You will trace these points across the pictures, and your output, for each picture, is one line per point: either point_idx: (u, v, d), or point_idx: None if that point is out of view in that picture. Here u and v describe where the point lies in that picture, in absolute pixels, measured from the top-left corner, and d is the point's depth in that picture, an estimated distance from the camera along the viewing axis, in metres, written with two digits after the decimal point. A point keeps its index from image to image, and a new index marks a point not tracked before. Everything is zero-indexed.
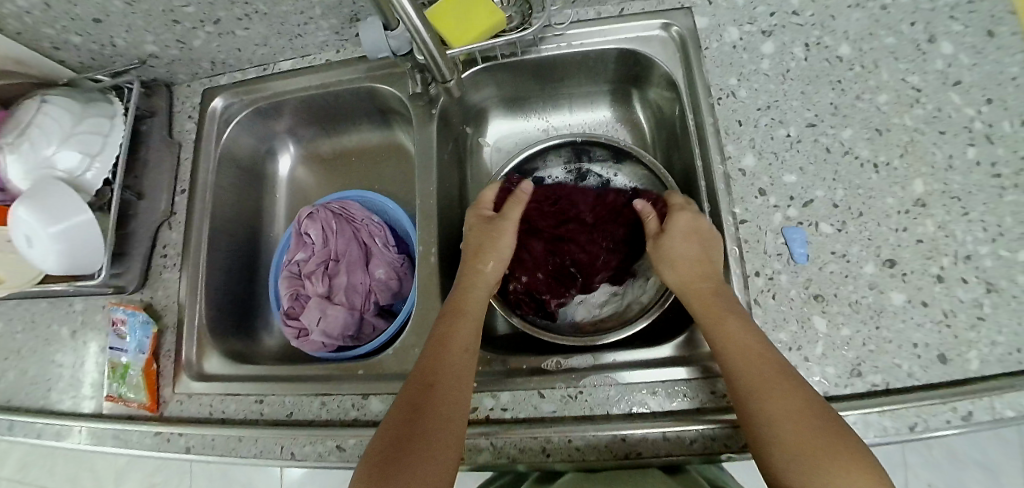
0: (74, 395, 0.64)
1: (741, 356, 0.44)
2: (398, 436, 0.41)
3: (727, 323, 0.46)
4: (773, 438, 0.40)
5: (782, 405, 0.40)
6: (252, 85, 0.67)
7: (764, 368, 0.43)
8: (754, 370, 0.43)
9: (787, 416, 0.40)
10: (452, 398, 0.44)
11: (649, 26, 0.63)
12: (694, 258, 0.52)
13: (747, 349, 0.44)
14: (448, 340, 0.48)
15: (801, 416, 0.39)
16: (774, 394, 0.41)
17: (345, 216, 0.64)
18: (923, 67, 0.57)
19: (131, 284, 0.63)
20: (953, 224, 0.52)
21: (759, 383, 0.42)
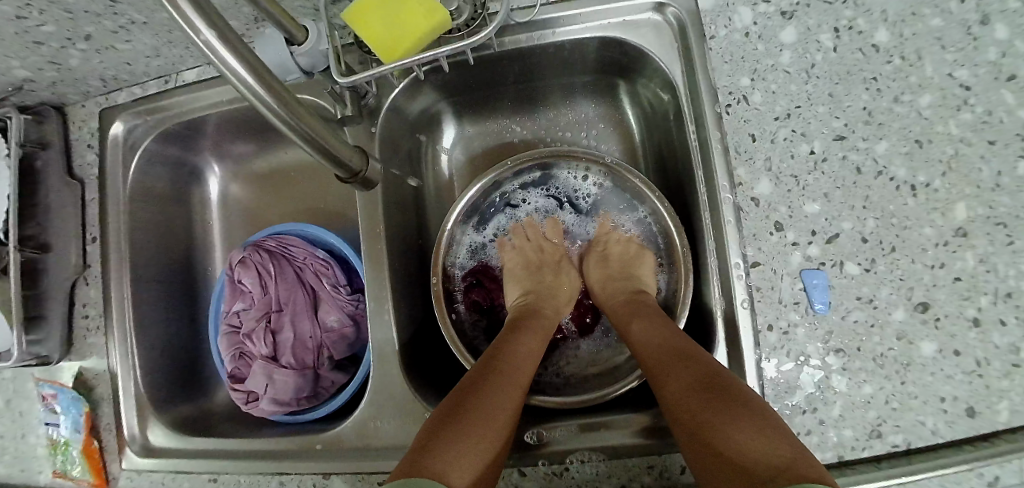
0: (18, 470, 0.58)
1: (647, 353, 0.45)
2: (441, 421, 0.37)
3: (633, 324, 0.49)
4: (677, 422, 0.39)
5: (678, 387, 0.40)
6: (154, 102, 0.54)
7: (663, 356, 0.43)
8: (659, 358, 0.43)
9: (681, 395, 0.39)
10: (507, 412, 0.40)
11: (639, 8, 0.50)
12: (610, 279, 0.56)
13: (649, 343, 0.45)
14: (514, 354, 0.46)
15: (695, 392, 0.38)
16: (669, 377, 0.41)
17: (285, 258, 0.56)
18: (973, 58, 0.47)
19: (55, 353, 0.55)
20: (996, 257, 0.44)
21: (659, 371, 0.42)
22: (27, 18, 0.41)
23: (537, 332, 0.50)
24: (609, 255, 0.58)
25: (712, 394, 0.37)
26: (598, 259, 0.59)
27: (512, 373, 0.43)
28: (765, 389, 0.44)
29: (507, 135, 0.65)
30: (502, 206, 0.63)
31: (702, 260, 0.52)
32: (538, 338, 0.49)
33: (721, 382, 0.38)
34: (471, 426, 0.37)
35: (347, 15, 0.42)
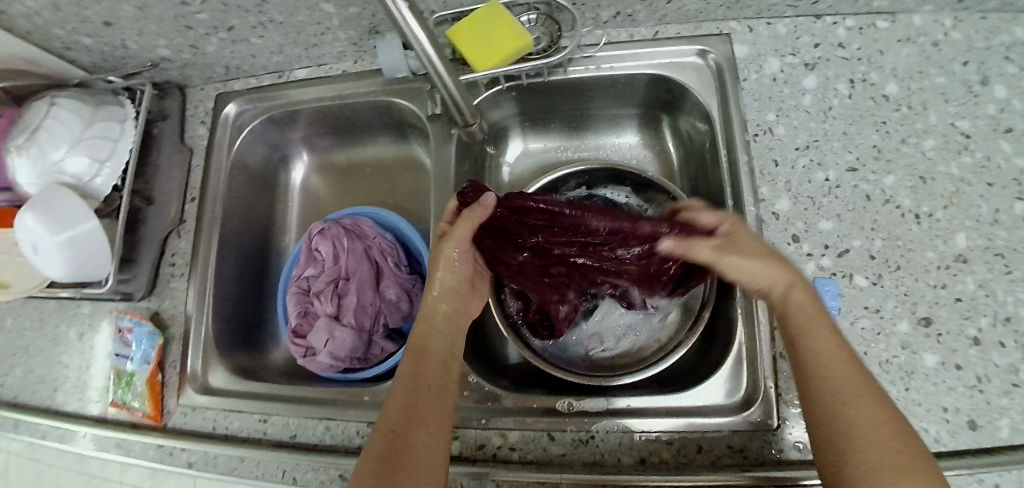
0: (80, 397, 0.64)
1: (830, 369, 0.38)
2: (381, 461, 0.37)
3: (822, 328, 0.40)
4: (855, 458, 0.34)
5: (876, 422, 0.35)
6: (267, 92, 0.65)
7: (853, 383, 0.37)
8: (858, 383, 0.37)
9: (877, 433, 0.34)
10: (437, 421, 0.42)
11: (684, 52, 0.60)
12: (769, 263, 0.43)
13: (844, 359, 0.38)
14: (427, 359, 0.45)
15: (892, 436, 0.34)
16: (863, 405, 0.35)
17: (357, 234, 0.62)
18: (974, 112, 0.54)
19: (138, 292, 0.62)
20: (994, 283, 0.49)
21: (848, 396, 0.36)
22: (190, 5, 0.51)
23: (439, 328, 0.48)
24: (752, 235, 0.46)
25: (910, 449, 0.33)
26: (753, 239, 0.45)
27: (430, 382, 0.44)
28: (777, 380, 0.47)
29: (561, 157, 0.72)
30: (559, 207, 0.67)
31: None
32: (448, 331, 0.48)
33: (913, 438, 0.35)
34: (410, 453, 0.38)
35: (452, 33, 0.52)
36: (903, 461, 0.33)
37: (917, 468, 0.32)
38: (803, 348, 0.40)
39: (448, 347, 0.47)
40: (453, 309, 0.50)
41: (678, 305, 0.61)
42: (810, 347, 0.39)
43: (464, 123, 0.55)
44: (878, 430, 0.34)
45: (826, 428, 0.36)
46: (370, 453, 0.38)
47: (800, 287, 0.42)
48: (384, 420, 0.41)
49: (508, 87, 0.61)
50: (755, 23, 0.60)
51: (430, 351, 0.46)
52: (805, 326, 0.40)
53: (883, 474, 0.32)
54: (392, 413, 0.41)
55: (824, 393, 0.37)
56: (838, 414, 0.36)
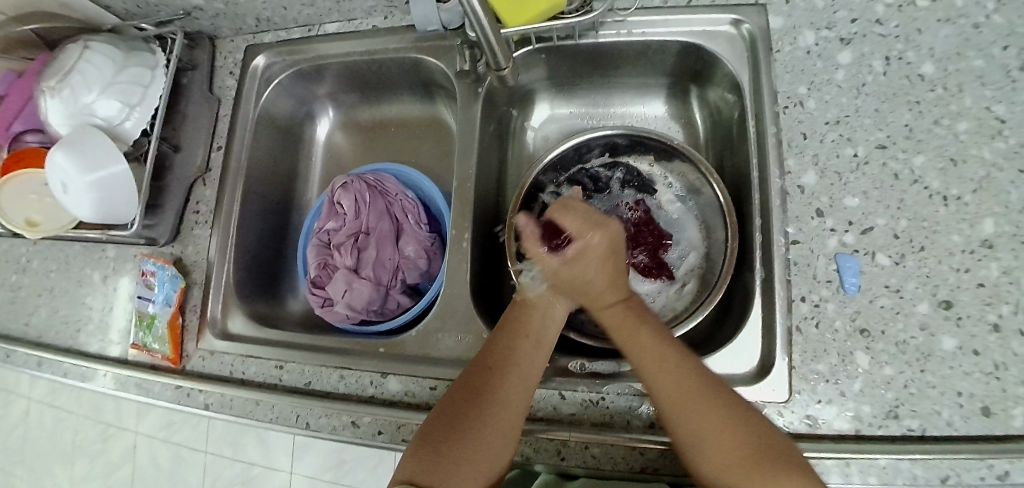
0: (102, 338, 0.65)
1: (652, 377, 0.43)
2: (433, 437, 0.41)
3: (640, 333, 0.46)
4: (698, 462, 0.39)
5: (710, 431, 0.39)
6: (295, 46, 0.67)
7: (683, 393, 0.41)
8: (671, 393, 0.42)
9: (714, 438, 0.39)
10: (497, 437, 0.42)
11: (719, 21, 0.59)
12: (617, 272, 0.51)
13: (659, 372, 0.43)
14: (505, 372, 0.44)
15: (722, 439, 0.38)
16: (695, 414, 0.40)
17: (379, 189, 0.65)
18: (1012, 96, 0.52)
19: (162, 237, 0.63)
20: (1020, 270, 0.48)
21: (679, 405, 0.41)
22: None
23: (525, 339, 0.47)
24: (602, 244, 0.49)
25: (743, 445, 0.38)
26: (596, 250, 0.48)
27: (502, 396, 0.43)
28: (792, 354, 0.48)
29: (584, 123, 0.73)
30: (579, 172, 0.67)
31: (748, 246, 0.57)
32: (534, 345, 0.47)
33: (758, 433, 0.38)
34: (461, 455, 0.40)
35: None
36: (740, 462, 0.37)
37: (752, 460, 0.37)
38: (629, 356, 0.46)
39: (534, 363, 0.46)
40: (541, 324, 0.49)
41: (695, 278, 0.63)
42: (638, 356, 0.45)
43: (498, 68, 0.57)
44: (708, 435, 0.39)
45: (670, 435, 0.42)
46: (447, 423, 0.42)
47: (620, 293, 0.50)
48: (453, 407, 0.43)
49: (538, 48, 0.61)
50: None
51: (510, 364, 0.45)
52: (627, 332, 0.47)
53: (717, 474, 0.38)
54: (452, 404, 0.43)
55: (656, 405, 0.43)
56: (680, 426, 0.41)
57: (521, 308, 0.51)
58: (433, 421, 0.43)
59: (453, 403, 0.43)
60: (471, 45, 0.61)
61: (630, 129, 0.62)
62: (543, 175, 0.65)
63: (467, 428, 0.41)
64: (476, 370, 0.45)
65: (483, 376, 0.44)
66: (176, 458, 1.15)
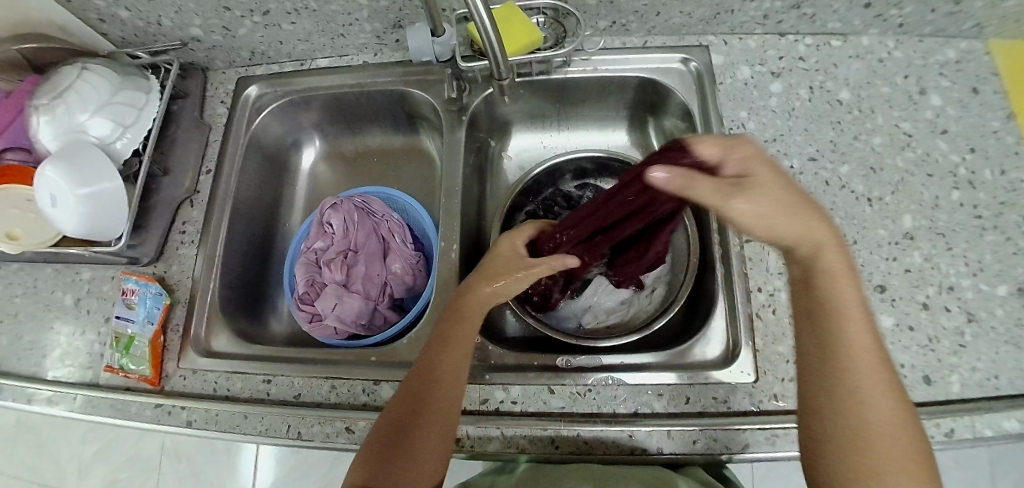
0: (70, 363, 0.63)
1: (861, 365, 0.38)
2: (380, 450, 0.42)
3: (843, 301, 0.39)
4: (865, 455, 0.35)
5: (893, 425, 0.36)
6: (287, 78, 0.72)
7: (881, 381, 0.37)
8: (868, 376, 0.37)
9: (896, 428, 0.36)
10: (438, 443, 0.43)
11: (669, 59, 0.68)
12: (784, 218, 0.37)
13: (869, 354, 0.38)
14: (438, 382, 0.45)
15: (905, 440, 0.36)
16: (887, 406, 0.37)
17: (367, 210, 0.68)
18: (914, 116, 0.62)
19: (145, 257, 0.64)
20: (938, 257, 0.55)
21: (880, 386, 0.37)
22: None
23: (453, 348, 0.47)
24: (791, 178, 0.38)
25: (908, 441, 0.36)
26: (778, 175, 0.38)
27: (438, 406, 0.44)
28: (755, 339, 0.53)
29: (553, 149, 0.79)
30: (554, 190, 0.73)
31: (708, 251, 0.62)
32: (463, 350, 0.47)
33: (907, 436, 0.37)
34: (408, 461, 0.41)
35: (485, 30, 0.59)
36: (909, 460, 0.35)
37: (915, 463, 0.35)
38: (833, 333, 0.39)
39: (464, 369, 0.47)
40: (467, 338, 0.48)
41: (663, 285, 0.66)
42: (844, 336, 0.38)
43: (500, 79, 0.59)
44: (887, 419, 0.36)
45: (842, 424, 0.37)
46: (381, 435, 0.43)
47: (830, 249, 0.39)
48: (386, 422, 0.44)
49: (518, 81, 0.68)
50: (730, 37, 0.68)
51: (442, 375, 0.45)
52: (832, 290, 0.39)
53: (873, 473, 0.35)
54: (393, 418, 0.44)
55: (841, 388, 0.37)
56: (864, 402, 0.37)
57: (450, 320, 0.49)
58: (377, 434, 0.44)
59: (396, 414, 0.44)
60: (458, 77, 0.67)
61: (599, 153, 0.69)
62: (522, 193, 0.70)
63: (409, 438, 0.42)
64: (413, 382, 0.46)
65: (420, 388, 0.45)
66: None
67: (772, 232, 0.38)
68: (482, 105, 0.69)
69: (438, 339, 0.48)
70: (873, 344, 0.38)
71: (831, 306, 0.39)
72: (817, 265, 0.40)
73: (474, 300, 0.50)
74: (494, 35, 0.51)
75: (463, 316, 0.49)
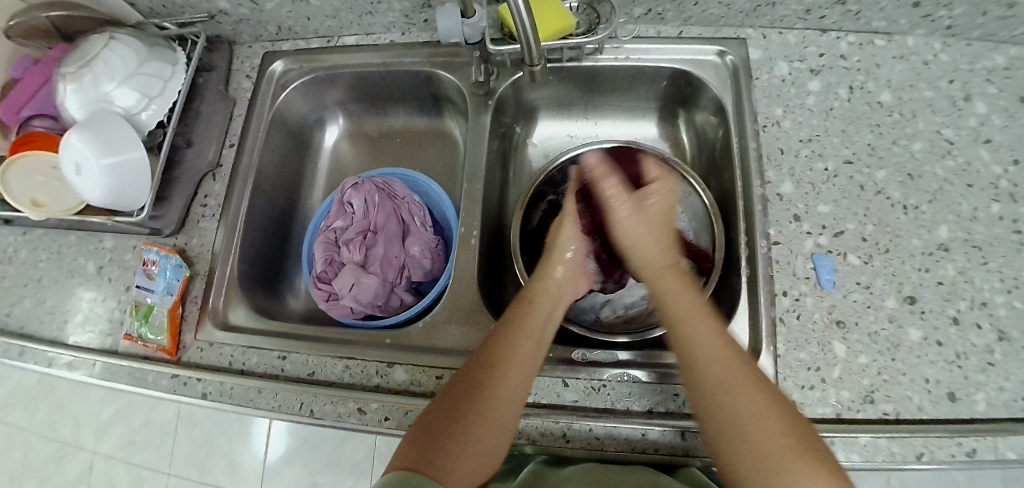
0: (92, 328, 0.64)
1: (716, 361, 0.40)
2: (432, 431, 0.40)
3: (682, 304, 0.44)
4: (743, 445, 0.36)
5: (767, 417, 0.37)
6: (313, 54, 0.71)
7: (735, 373, 0.39)
8: (722, 371, 0.39)
9: (766, 417, 0.37)
10: (494, 434, 0.41)
11: (704, 51, 0.66)
12: (647, 234, 0.51)
13: (717, 349, 0.41)
14: (503, 369, 0.43)
15: (778, 428, 0.36)
16: (740, 397, 0.38)
17: (388, 192, 0.67)
18: (957, 123, 0.60)
19: (166, 228, 0.64)
20: (972, 271, 0.53)
21: (726, 381, 0.39)
22: None
23: (524, 336, 0.45)
24: (664, 208, 0.54)
25: (792, 432, 0.36)
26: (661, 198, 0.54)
27: (499, 392, 0.42)
28: (776, 343, 0.52)
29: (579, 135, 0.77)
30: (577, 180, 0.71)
31: (734, 251, 0.61)
32: (535, 339, 0.46)
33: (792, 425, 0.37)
34: (463, 447, 0.39)
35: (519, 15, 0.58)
36: (785, 444, 0.35)
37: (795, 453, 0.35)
38: (676, 337, 0.43)
39: (532, 362, 0.45)
40: (536, 330, 0.46)
41: (684, 281, 0.65)
42: (685, 339, 0.42)
43: (530, 64, 0.56)
44: (755, 417, 0.37)
45: (714, 417, 0.39)
46: (434, 414, 0.42)
47: (660, 261, 0.49)
48: (442, 403, 0.42)
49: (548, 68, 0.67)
50: (768, 32, 0.66)
51: (509, 362, 0.44)
52: (671, 295, 0.45)
53: (756, 463, 0.36)
54: (451, 398, 0.42)
55: (700, 384, 0.40)
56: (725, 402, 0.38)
57: (523, 304, 0.49)
58: (431, 414, 0.42)
59: (454, 395, 0.42)
60: (485, 60, 0.65)
61: (627, 144, 0.67)
62: (545, 181, 0.69)
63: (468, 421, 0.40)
64: (477, 365, 0.44)
65: (483, 371, 0.43)
66: (136, 480, 1.06)
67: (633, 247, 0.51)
68: (509, 90, 0.68)
69: (508, 323, 0.47)
70: (716, 340, 0.41)
71: (676, 308, 0.44)
72: (656, 276, 0.48)
73: (544, 286, 0.52)
74: (528, 18, 0.49)
75: (533, 302, 0.50)
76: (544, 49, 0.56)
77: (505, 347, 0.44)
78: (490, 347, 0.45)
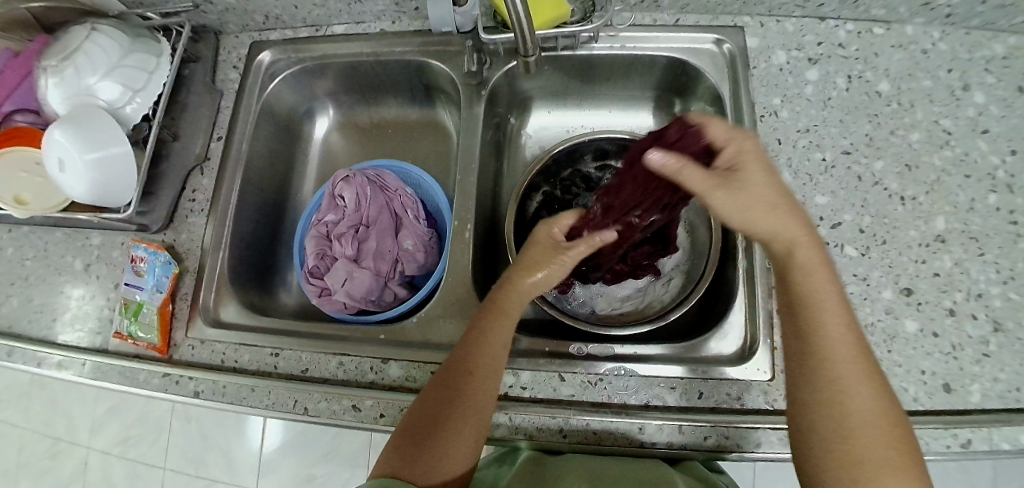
0: (80, 327, 0.63)
1: (838, 356, 0.38)
2: (414, 433, 0.43)
3: (821, 295, 0.40)
4: (848, 442, 0.36)
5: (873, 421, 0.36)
6: (301, 44, 0.70)
7: (858, 372, 0.38)
8: (845, 370, 0.38)
9: (872, 419, 0.36)
10: (466, 434, 0.43)
11: (702, 39, 0.65)
12: (765, 213, 0.41)
13: (843, 346, 0.39)
14: (478, 371, 0.44)
15: (888, 428, 0.36)
16: (866, 394, 0.37)
17: (380, 184, 0.66)
18: (955, 113, 0.59)
19: (154, 224, 0.63)
20: (968, 262, 0.53)
21: (857, 371, 0.38)
22: None
23: (495, 339, 0.46)
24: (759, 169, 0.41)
25: (888, 435, 0.36)
26: (764, 166, 0.42)
27: (474, 394, 0.43)
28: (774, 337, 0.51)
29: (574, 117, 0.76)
30: (573, 170, 0.70)
31: (731, 242, 0.60)
32: (502, 343, 0.46)
33: (901, 430, 0.37)
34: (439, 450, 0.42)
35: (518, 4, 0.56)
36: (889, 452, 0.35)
37: (905, 459, 0.35)
38: (804, 327, 0.40)
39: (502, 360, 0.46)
40: (503, 330, 0.46)
41: (680, 273, 0.65)
42: (815, 331, 0.40)
43: (523, 55, 0.55)
44: (870, 416, 0.36)
45: (830, 412, 0.37)
46: (408, 424, 0.44)
47: (805, 246, 0.41)
48: (417, 412, 0.44)
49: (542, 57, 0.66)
50: (766, 20, 0.65)
51: (482, 363, 0.45)
52: (802, 279, 0.41)
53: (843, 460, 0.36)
54: (424, 408, 0.44)
55: (829, 381, 0.38)
56: (847, 395, 0.37)
57: (490, 308, 0.48)
58: (413, 416, 0.44)
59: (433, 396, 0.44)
60: (479, 50, 0.64)
61: (624, 135, 0.66)
62: (541, 171, 0.68)
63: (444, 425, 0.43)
64: (453, 367, 0.45)
65: (453, 375, 0.44)
66: (132, 476, 1.06)
67: (747, 224, 0.41)
68: (502, 80, 0.66)
69: (477, 327, 0.47)
70: (853, 335, 0.39)
71: (809, 297, 0.41)
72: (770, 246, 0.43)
73: (512, 292, 0.48)
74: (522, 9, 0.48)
75: (505, 311, 0.47)
76: (540, 41, 0.56)
77: (472, 354, 0.45)
78: (462, 352, 0.46)
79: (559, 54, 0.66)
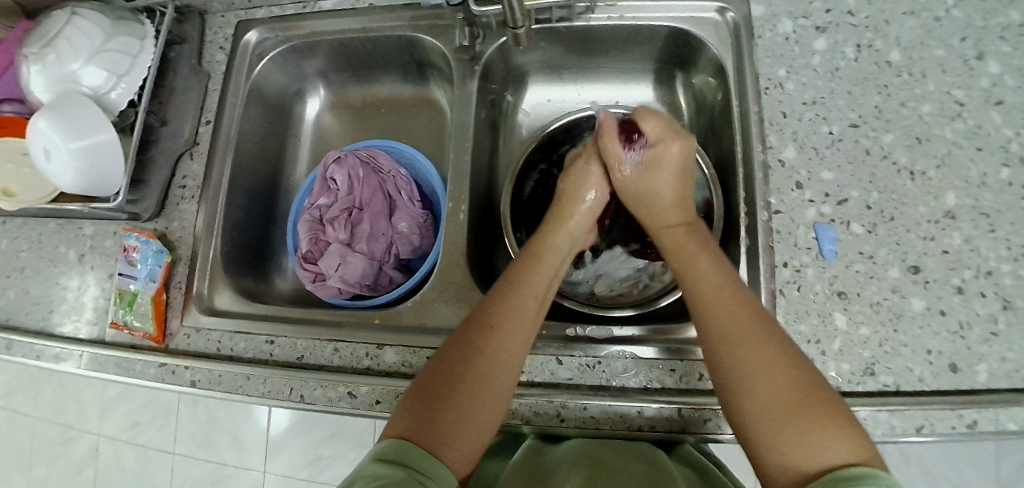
0: (77, 318, 0.62)
1: (733, 322, 0.40)
2: (430, 391, 0.40)
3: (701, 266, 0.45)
4: (750, 396, 0.36)
5: (768, 369, 0.37)
6: (287, 21, 0.67)
7: (749, 324, 0.40)
8: (734, 323, 0.40)
9: (766, 373, 0.36)
10: (486, 398, 0.40)
11: (704, 7, 0.62)
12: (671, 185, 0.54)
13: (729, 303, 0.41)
14: (499, 327, 0.43)
15: (779, 371, 0.36)
16: (748, 346, 0.38)
17: (372, 165, 0.65)
18: (968, 83, 0.57)
19: (146, 212, 0.62)
20: (979, 239, 0.51)
21: (738, 327, 0.39)
22: None
23: (518, 298, 0.45)
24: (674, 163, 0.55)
25: (791, 380, 0.36)
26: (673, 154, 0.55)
27: (494, 350, 0.42)
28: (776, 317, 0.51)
29: (566, 92, 0.74)
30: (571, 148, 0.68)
31: (733, 221, 0.58)
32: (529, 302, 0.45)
33: (807, 380, 0.36)
34: (457, 407, 0.39)
35: None
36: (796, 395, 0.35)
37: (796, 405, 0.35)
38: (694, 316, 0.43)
39: (528, 322, 0.45)
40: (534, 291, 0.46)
41: None
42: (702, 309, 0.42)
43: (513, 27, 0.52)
44: (764, 374, 0.37)
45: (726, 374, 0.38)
46: (419, 389, 0.40)
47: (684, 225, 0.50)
48: (433, 371, 0.41)
49: (537, 30, 0.63)
50: None
51: (504, 323, 0.43)
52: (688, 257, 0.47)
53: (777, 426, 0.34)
54: (441, 368, 0.41)
55: (712, 340, 0.41)
56: (733, 348, 0.39)
57: (523, 266, 0.49)
58: (424, 378, 0.41)
59: (445, 359, 0.42)
60: (471, 23, 0.61)
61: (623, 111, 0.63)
62: (540, 149, 0.66)
63: (463, 381, 0.40)
64: (472, 328, 0.43)
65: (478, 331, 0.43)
66: (143, 460, 1.07)
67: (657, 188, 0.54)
68: (496, 55, 0.64)
69: (507, 286, 0.46)
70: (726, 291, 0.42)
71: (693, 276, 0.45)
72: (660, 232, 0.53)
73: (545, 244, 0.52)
74: None
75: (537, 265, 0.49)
76: (530, 11, 0.53)
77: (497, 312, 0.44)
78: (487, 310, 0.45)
79: (556, 27, 0.63)
